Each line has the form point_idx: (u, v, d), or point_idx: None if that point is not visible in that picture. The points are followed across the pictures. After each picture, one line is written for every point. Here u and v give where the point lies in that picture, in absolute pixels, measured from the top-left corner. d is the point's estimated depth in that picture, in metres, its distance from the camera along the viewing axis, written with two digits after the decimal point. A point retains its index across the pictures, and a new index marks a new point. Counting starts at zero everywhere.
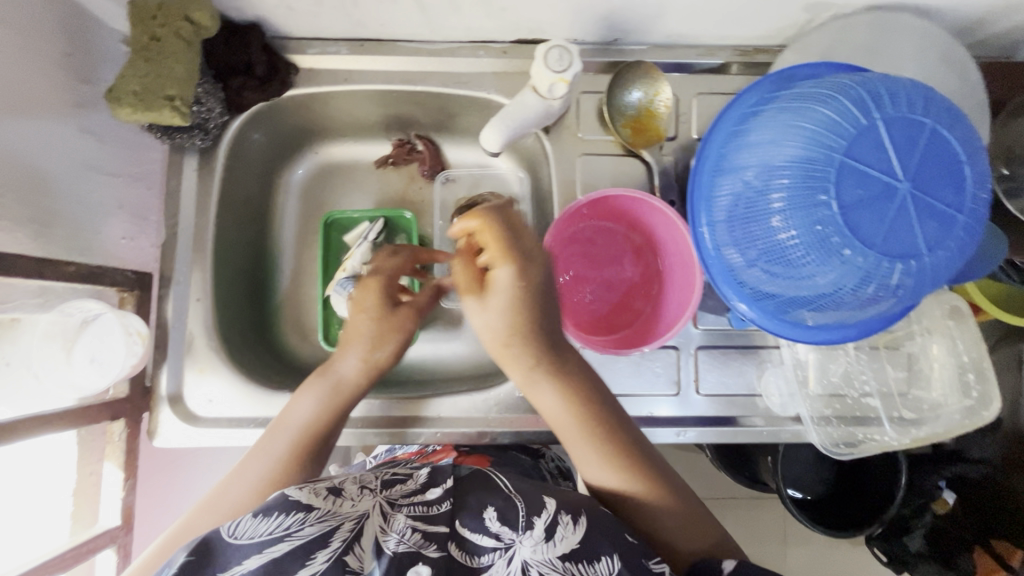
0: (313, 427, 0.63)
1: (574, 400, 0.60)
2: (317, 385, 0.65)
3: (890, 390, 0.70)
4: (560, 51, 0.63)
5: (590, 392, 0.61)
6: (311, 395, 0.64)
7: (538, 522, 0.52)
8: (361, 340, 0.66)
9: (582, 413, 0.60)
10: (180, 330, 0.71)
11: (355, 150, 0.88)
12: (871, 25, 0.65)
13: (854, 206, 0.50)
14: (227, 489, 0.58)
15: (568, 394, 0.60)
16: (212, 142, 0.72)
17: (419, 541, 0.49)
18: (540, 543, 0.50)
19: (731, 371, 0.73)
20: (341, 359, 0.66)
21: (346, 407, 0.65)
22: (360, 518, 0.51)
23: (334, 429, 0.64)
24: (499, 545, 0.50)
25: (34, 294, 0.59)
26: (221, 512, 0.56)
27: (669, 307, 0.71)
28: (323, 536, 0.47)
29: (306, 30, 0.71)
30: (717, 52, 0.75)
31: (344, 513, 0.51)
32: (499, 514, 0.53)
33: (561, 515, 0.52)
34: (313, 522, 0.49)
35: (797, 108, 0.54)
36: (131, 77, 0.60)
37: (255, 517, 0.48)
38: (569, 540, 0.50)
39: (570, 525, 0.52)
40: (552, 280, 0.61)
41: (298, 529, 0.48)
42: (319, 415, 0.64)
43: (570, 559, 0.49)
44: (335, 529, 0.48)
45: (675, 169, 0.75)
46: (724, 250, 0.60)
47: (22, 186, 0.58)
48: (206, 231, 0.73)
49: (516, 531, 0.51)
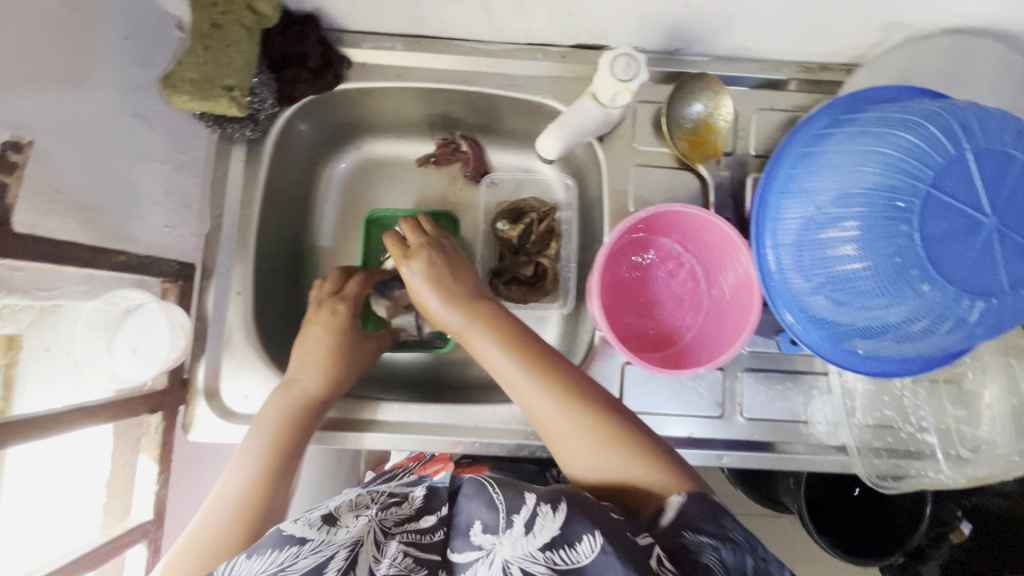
0: (288, 423, 0.63)
1: (517, 353, 0.61)
2: (281, 395, 0.65)
3: (949, 426, 0.67)
4: (627, 60, 0.61)
5: (530, 345, 0.62)
6: (276, 400, 0.65)
7: (517, 518, 0.49)
8: (318, 351, 0.68)
9: (524, 365, 0.61)
10: (219, 324, 0.69)
11: (399, 147, 0.86)
12: (946, 51, 0.63)
13: (937, 239, 0.48)
14: (223, 489, 0.58)
15: (508, 348, 0.62)
16: (262, 133, 0.71)
17: (410, 565, 0.47)
18: (519, 540, 0.47)
19: (778, 396, 0.71)
20: (300, 375, 0.67)
21: (310, 418, 0.65)
22: (355, 544, 0.48)
23: (303, 433, 0.64)
24: (481, 554, 0.47)
25: (80, 282, 0.58)
26: (207, 536, 0.54)
27: (720, 327, 0.68)
28: (317, 568, 0.45)
29: (364, 24, 0.69)
30: (780, 68, 0.74)
31: (339, 539, 0.49)
32: (483, 524, 0.50)
33: (541, 506, 0.49)
34: (307, 555, 0.46)
35: (877, 134, 0.52)
36: (190, 64, 0.58)
37: (248, 559, 0.46)
38: (548, 530, 0.47)
39: (549, 515, 0.48)
40: (457, 259, 0.70)
41: (292, 564, 0.45)
42: (288, 412, 0.64)
43: (552, 548, 0.46)
44: (330, 560, 0.46)
45: (731, 185, 0.73)
46: (787, 274, 0.58)
47: (76, 171, 0.56)
48: (250, 223, 0.71)
49: (497, 535, 0.48)
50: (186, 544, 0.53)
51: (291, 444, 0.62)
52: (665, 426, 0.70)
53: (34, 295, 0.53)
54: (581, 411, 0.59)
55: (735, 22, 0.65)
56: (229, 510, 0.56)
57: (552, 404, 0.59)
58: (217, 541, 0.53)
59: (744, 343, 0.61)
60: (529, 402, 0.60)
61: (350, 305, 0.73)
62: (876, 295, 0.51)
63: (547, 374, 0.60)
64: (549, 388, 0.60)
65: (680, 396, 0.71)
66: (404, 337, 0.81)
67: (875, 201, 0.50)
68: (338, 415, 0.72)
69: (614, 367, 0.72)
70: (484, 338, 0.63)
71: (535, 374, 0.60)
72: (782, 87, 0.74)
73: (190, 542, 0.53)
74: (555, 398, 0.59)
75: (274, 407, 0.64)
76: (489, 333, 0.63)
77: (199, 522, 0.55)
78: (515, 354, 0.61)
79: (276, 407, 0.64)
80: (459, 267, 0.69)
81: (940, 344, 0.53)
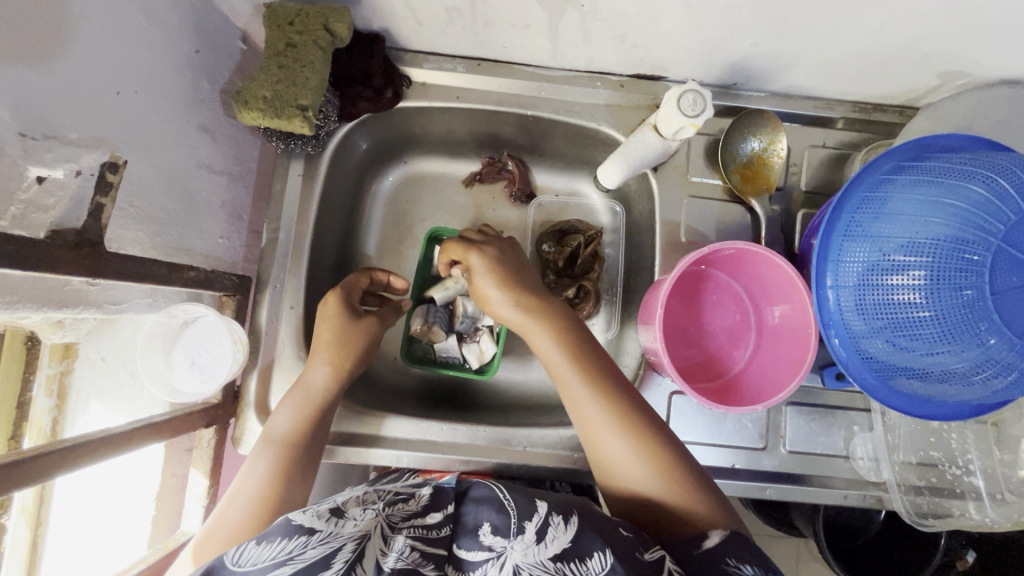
0: (296, 437, 0.62)
1: (579, 354, 0.61)
2: (291, 397, 0.64)
3: (993, 470, 0.68)
4: (694, 96, 0.61)
5: (593, 352, 0.62)
6: (289, 407, 0.63)
7: (528, 525, 0.49)
8: (325, 347, 0.66)
9: (585, 366, 0.61)
10: (273, 337, 0.69)
11: (445, 163, 0.86)
12: (1005, 101, 0.65)
13: (1007, 294, 0.48)
14: (244, 485, 0.58)
15: (570, 347, 0.62)
16: (321, 148, 0.71)
17: (417, 560, 0.45)
18: (531, 546, 0.47)
19: (820, 429, 0.72)
20: (307, 370, 0.65)
21: (321, 410, 0.64)
22: (362, 538, 0.46)
23: (319, 431, 0.64)
24: (491, 555, 0.47)
25: (145, 296, 0.60)
26: (220, 539, 0.54)
27: (770, 364, 0.70)
28: (324, 559, 0.43)
29: (427, 45, 0.70)
30: (833, 106, 0.75)
31: (347, 533, 0.46)
32: (493, 525, 0.49)
33: (552, 517, 0.50)
34: (315, 545, 0.44)
35: (945, 184, 0.52)
36: (264, 82, 0.60)
37: (257, 545, 0.43)
38: (561, 540, 0.48)
39: (561, 526, 0.49)
40: (506, 254, 0.70)
41: (301, 553, 0.43)
42: (300, 425, 0.62)
43: (562, 559, 0.46)
44: (337, 552, 0.44)
45: (782, 219, 0.74)
46: (847, 315, 0.58)
47: (149, 186, 0.57)
48: (305, 238, 0.71)
49: (507, 538, 0.48)
50: (213, 529, 0.54)
51: (308, 444, 0.62)
52: (710, 456, 0.71)
53: (104, 308, 0.56)
54: (634, 425, 0.58)
55: (797, 64, 0.67)
56: (251, 504, 0.56)
57: (606, 414, 0.58)
58: (243, 531, 0.54)
59: (800, 380, 0.63)
60: (582, 410, 0.60)
61: (341, 293, 0.70)
62: (939, 341, 0.52)
63: (598, 374, 0.60)
64: (608, 399, 0.59)
65: (725, 426, 0.71)
66: (449, 359, 0.81)
67: (944, 253, 0.50)
68: (383, 433, 0.71)
69: (660, 395, 0.73)
70: (543, 333, 0.63)
71: (595, 384, 0.60)
72: (834, 124, 0.76)
73: (213, 530, 0.54)
74: (611, 411, 0.58)
75: (286, 412, 0.62)
76: (551, 335, 0.63)
77: (222, 513, 0.56)
78: (576, 360, 0.61)
79: (292, 408, 0.63)
80: (521, 267, 0.69)
81: (999, 391, 0.54)
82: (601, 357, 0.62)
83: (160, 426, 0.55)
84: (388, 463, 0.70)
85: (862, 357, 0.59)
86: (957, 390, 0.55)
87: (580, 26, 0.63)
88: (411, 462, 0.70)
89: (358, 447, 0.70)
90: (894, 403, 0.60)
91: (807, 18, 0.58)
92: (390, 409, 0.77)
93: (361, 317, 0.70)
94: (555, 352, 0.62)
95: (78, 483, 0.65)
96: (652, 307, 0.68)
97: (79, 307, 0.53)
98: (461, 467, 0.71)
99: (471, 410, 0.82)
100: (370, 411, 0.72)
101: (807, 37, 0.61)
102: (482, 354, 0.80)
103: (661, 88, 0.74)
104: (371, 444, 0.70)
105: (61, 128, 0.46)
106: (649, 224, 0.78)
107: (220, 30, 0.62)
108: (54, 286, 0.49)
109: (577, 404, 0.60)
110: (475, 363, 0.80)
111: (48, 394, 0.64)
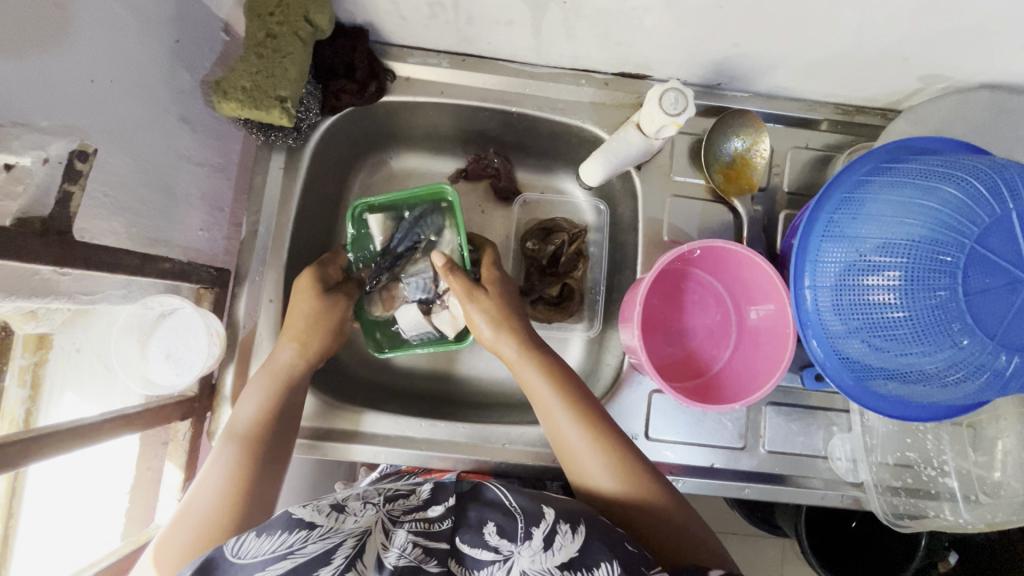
0: (260, 421, 0.61)
1: (562, 385, 0.63)
2: (259, 381, 0.63)
3: (969, 472, 0.68)
4: (676, 95, 0.62)
5: (574, 383, 0.64)
6: (255, 392, 0.63)
7: (536, 531, 0.49)
8: (295, 327, 0.66)
9: (571, 396, 0.63)
10: (250, 331, 0.70)
11: (431, 159, 0.85)
12: (984, 104, 0.66)
13: (979, 295, 0.48)
14: (207, 476, 0.58)
15: (554, 380, 0.64)
16: (303, 141, 0.71)
17: (420, 557, 0.45)
18: (539, 553, 0.47)
19: (799, 430, 0.72)
20: (274, 350, 0.65)
21: (295, 386, 0.65)
22: (363, 534, 0.46)
23: (285, 421, 0.63)
24: (498, 557, 0.47)
25: (120, 287, 0.60)
26: (190, 526, 0.54)
27: (754, 364, 0.70)
28: (325, 554, 0.43)
29: (412, 38, 0.69)
30: (817, 107, 0.75)
31: (348, 528, 0.46)
32: (498, 526, 0.49)
33: (560, 525, 0.50)
34: (316, 540, 0.44)
35: (920, 185, 0.52)
36: (243, 73, 0.60)
37: (257, 537, 0.44)
38: (568, 548, 0.48)
39: (568, 534, 0.49)
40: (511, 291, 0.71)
41: (302, 547, 0.43)
42: (262, 414, 0.62)
43: (569, 568, 0.46)
44: (338, 547, 0.44)
45: (764, 219, 0.74)
46: (824, 315, 0.58)
47: (126, 177, 0.57)
48: (285, 232, 0.71)
49: (514, 542, 0.48)
50: (183, 514, 0.55)
51: (266, 438, 0.61)
52: (690, 456, 0.71)
53: (78, 299, 0.56)
54: (613, 450, 0.60)
55: (779, 65, 0.67)
56: (231, 474, 0.58)
57: (586, 439, 0.61)
58: (215, 511, 0.55)
59: (778, 380, 0.64)
60: (563, 434, 0.62)
61: (317, 272, 0.69)
62: (913, 343, 0.52)
63: (580, 404, 0.62)
64: (589, 426, 0.61)
65: (704, 425, 0.71)
66: (424, 336, 0.75)
67: (919, 253, 0.50)
68: (361, 428, 0.71)
69: (640, 395, 0.72)
70: (532, 368, 0.64)
71: (578, 411, 0.62)
72: (818, 126, 0.76)
73: (184, 514, 0.55)
74: (597, 441, 0.61)
75: (255, 396, 0.62)
76: (541, 372, 0.64)
77: (191, 498, 0.56)
78: (564, 399, 0.62)
79: (255, 399, 0.62)
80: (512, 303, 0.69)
81: (973, 393, 0.54)
82: (580, 388, 0.64)
83: (132, 418, 0.55)
84: (366, 458, 0.70)
85: (839, 358, 0.59)
86: (930, 390, 0.55)
87: (563, 23, 0.63)
88: (389, 458, 0.70)
89: (334, 443, 0.69)
90: (867, 402, 0.61)
91: (787, 19, 0.58)
92: (369, 405, 0.77)
93: (342, 290, 0.70)
94: (544, 389, 0.63)
95: (50, 483, 0.65)
96: (632, 306, 0.68)
97: (50, 298, 0.53)
98: (438, 463, 0.71)
99: (453, 407, 0.81)
100: (350, 407, 0.72)
101: (789, 39, 0.62)
102: (455, 321, 0.72)
103: (644, 87, 0.74)
104: (349, 440, 0.70)
105: (31, 115, 0.45)
106: (632, 223, 0.78)
107: (201, 21, 0.62)
108: (23, 275, 0.49)
109: (564, 435, 0.62)
110: (452, 332, 0.73)
111: (20, 384, 0.60)
